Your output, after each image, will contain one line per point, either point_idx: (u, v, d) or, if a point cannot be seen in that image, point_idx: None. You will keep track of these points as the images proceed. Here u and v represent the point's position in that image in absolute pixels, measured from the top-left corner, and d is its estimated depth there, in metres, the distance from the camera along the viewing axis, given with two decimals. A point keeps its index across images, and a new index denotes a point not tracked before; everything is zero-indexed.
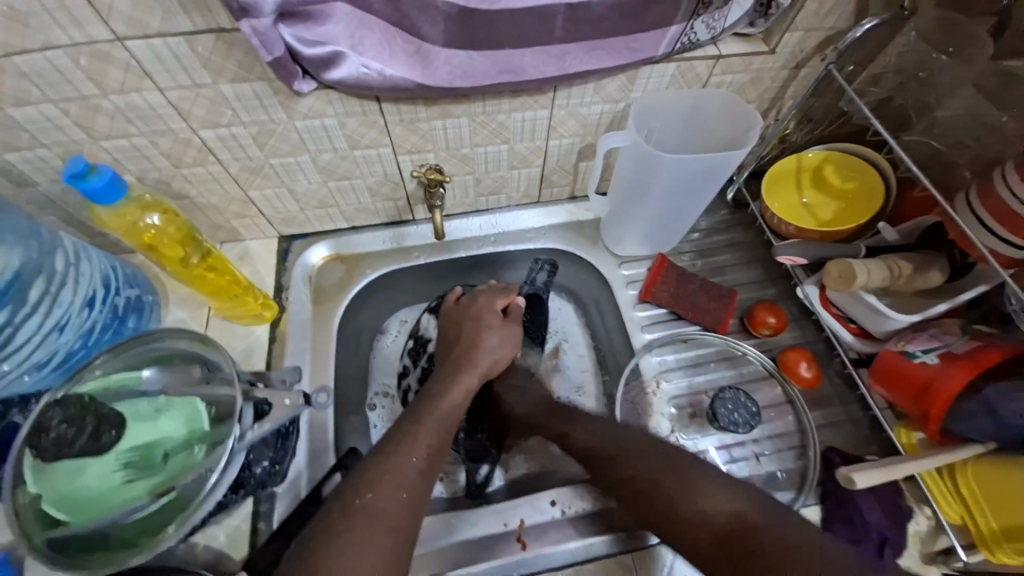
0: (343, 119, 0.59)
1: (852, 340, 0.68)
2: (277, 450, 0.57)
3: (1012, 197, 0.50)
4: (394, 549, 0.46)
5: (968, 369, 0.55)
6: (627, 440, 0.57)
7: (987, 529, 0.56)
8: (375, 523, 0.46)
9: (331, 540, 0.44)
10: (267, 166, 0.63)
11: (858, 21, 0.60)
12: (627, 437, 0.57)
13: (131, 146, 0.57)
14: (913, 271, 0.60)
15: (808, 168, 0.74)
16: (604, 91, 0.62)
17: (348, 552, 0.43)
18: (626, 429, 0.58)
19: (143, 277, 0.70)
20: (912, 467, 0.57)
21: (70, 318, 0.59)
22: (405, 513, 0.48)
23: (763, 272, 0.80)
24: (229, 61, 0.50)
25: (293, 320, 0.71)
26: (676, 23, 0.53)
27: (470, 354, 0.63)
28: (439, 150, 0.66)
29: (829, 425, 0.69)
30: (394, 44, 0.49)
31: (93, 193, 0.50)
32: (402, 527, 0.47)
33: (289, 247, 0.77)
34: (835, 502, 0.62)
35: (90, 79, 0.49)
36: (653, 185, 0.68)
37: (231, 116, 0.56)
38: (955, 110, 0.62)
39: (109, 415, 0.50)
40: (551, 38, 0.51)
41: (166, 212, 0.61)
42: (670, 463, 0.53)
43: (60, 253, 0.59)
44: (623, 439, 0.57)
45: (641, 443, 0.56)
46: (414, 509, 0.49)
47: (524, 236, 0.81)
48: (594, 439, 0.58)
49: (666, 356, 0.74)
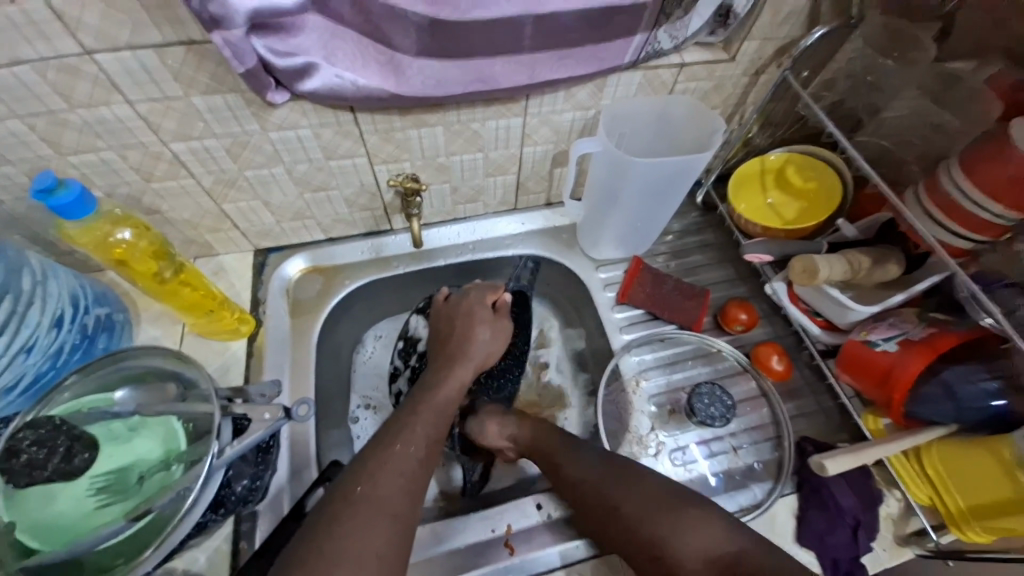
0: (318, 130, 0.59)
1: (820, 333, 0.71)
2: (256, 467, 0.56)
3: (955, 188, 0.54)
4: (397, 535, 0.48)
5: (926, 354, 0.58)
6: (620, 476, 0.56)
7: (956, 509, 0.59)
8: (375, 510, 0.48)
9: (337, 524, 0.47)
10: (240, 178, 0.63)
11: (809, 30, 0.63)
12: (612, 469, 0.57)
13: (99, 161, 0.56)
14: (871, 265, 0.64)
15: (770, 170, 0.77)
16: (574, 100, 0.64)
17: (355, 534, 0.46)
18: (609, 459, 0.59)
19: (114, 294, 0.68)
20: (880, 451, 0.60)
21: (38, 338, 0.57)
22: (405, 501, 0.51)
23: (734, 271, 0.83)
24: (201, 72, 0.50)
25: (271, 336, 0.70)
26: (640, 32, 0.55)
27: (462, 348, 0.65)
28: (415, 159, 0.67)
29: (802, 416, 0.72)
30: (367, 54, 0.50)
31: (61, 208, 0.49)
32: (402, 512, 0.50)
33: (265, 261, 0.76)
34: (811, 490, 0.64)
35: (57, 93, 0.49)
36: (625, 189, 0.70)
37: (203, 128, 0.56)
38: (901, 111, 0.65)
39: (81, 435, 0.49)
40: (521, 47, 0.52)
41: (137, 227, 0.59)
42: (661, 499, 0.53)
43: (27, 272, 0.58)
44: (610, 471, 0.57)
45: (626, 475, 0.56)
46: (413, 498, 0.51)
47: (502, 243, 0.82)
48: (584, 469, 0.58)
49: (644, 356, 0.76)
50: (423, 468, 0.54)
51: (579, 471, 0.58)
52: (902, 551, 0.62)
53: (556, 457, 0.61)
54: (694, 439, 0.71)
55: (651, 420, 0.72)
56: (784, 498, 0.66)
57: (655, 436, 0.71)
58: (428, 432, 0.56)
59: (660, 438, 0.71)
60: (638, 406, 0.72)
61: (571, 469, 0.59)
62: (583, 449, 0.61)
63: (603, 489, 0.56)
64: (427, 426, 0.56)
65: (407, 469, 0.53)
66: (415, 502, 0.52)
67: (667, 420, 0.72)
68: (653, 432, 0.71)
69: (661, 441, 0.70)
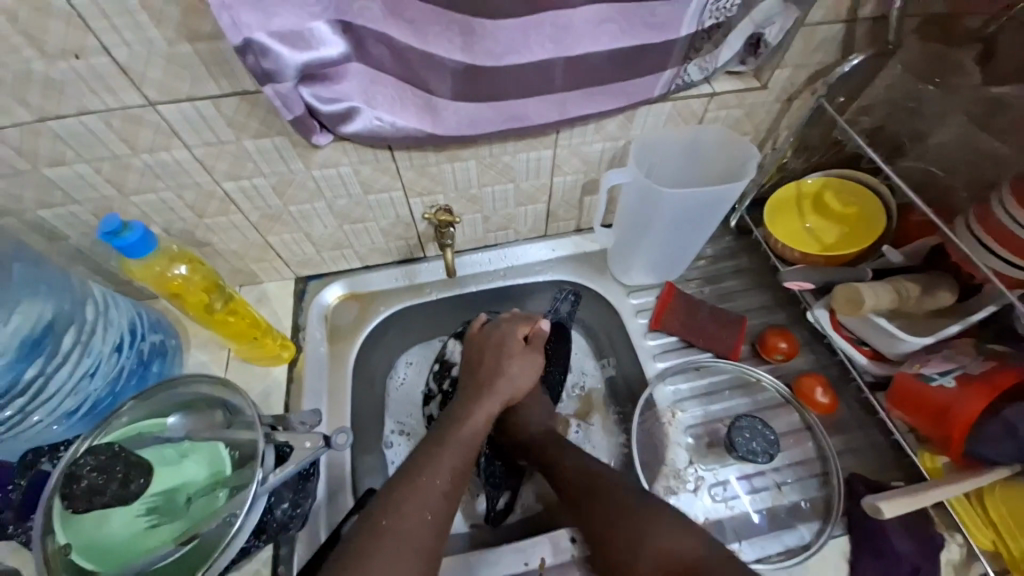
0: (357, 167, 0.62)
1: (866, 363, 0.68)
2: (297, 492, 0.58)
3: (1007, 217, 0.51)
4: (421, 567, 0.50)
5: (985, 393, 0.55)
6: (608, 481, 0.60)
7: (1019, 554, 0.55)
8: (402, 544, 0.50)
9: (362, 559, 0.48)
10: (285, 213, 0.67)
11: (845, 55, 0.62)
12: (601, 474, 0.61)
13: (158, 200, 0.60)
14: (921, 292, 0.61)
15: (808, 194, 0.75)
16: (604, 130, 0.65)
17: (379, 568, 0.48)
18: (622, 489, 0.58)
19: (167, 321, 0.72)
20: (941, 493, 0.56)
21: (100, 364, 0.61)
22: (433, 535, 0.52)
23: (772, 297, 0.80)
24: (252, 119, 0.54)
25: (310, 360, 0.73)
26: (669, 67, 0.56)
27: (492, 378, 0.65)
28: (448, 192, 0.69)
29: (850, 451, 0.68)
30: (405, 98, 0.52)
31: (126, 247, 0.53)
32: (425, 547, 0.51)
33: (305, 287, 0.79)
34: (861, 531, 0.61)
35: (123, 140, 0.53)
36: (655, 219, 0.70)
37: (252, 168, 0.59)
38: (945, 138, 0.63)
39: (138, 462, 0.51)
40: (551, 88, 0.54)
41: (191, 262, 0.64)
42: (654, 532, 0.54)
43: (91, 302, 0.62)
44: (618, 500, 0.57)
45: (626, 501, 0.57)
46: (438, 533, 0.52)
47: (532, 269, 0.83)
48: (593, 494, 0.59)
49: (679, 385, 0.74)
50: (448, 503, 0.55)
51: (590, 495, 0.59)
52: None
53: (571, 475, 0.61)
54: (735, 473, 0.68)
55: (688, 453, 0.70)
56: (835, 540, 0.62)
57: (692, 469, 0.69)
58: (455, 463, 0.57)
59: (698, 472, 0.68)
60: (674, 438, 0.71)
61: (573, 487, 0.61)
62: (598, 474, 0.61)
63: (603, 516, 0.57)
64: (454, 458, 0.57)
65: (433, 502, 0.53)
66: (441, 537, 0.53)
67: (704, 453, 0.70)
68: (690, 466, 0.69)
69: (699, 475, 0.68)
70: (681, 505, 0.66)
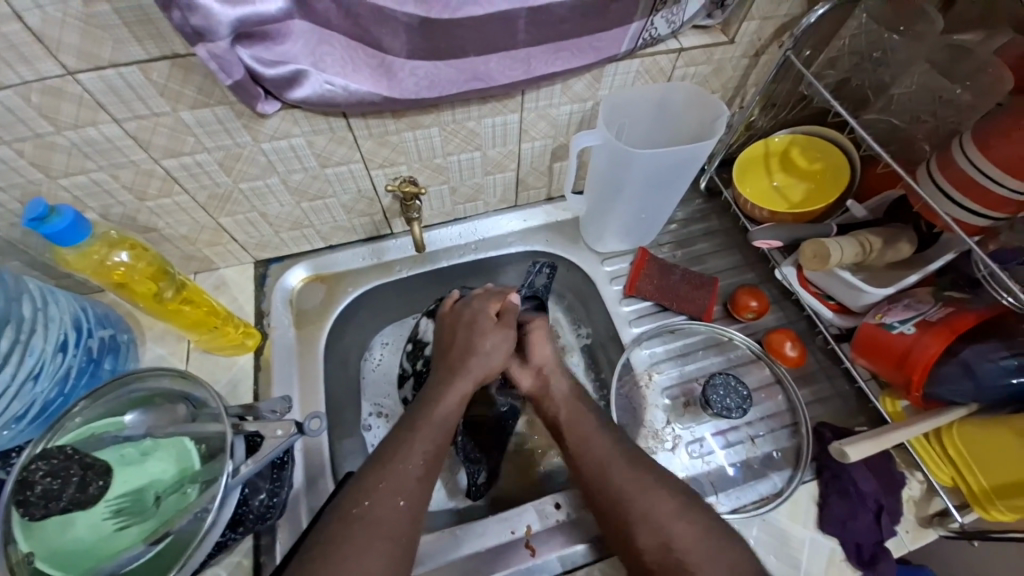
0: (311, 138, 0.58)
1: (833, 317, 0.69)
2: (273, 482, 0.56)
3: (968, 163, 0.52)
4: (395, 553, 0.49)
5: (944, 336, 0.57)
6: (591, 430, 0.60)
7: (979, 488, 0.58)
8: (373, 530, 0.49)
9: (332, 547, 0.48)
10: (236, 191, 0.62)
11: (810, 7, 0.62)
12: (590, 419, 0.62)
13: (91, 182, 0.55)
14: (883, 245, 0.62)
15: (775, 152, 0.75)
16: (571, 91, 0.62)
17: (350, 556, 0.47)
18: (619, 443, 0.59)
19: (116, 315, 0.67)
20: (902, 434, 0.59)
21: (44, 365, 0.56)
22: (408, 521, 0.51)
23: (742, 257, 0.81)
24: (188, 87, 0.49)
25: (277, 347, 0.70)
26: (636, 20, 0.54)
27: (464, 358, 0.64)
28: (411, 162, 0.65)
29: (819, 401, 0.71)
30: (357, 58, 0.48)
31: (55, 235, 0.48)
32: (399, 532, 0.50)
33: (266, 271, 0.76)
34: (831, 476, 0.64)
35: (42, 116, 0.47)
36: (627, 182, 0.69)
37: (194, 143, 0.54)
38: (909, 87, 0.63)
39: (94, 464, 0.48)
40: (515, 43, 0.51)
41: (134, 248, 0.59)
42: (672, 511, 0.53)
43: (27, 299, 0.57)
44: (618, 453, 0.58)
45: (663, 486, 0.55)
46: (414, 518, 0.52)
47: (504, 241, 0.80)
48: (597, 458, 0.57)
49: (655, 348, 0.75)
50: (421, 486, 0.54)
51: (589, 450, 0.58)
52: (926, 533, 0.61)
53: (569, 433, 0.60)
54: (710, 430, 0.70)
55: (666, 413, 0.71)
56: (805, 484, 0.65)
57: (670, 429, 0.70)
58: (426, 448, 0.56)
59: (675, 431, 0.70)
60: (651, 400, 0.72)
61: (578, 451, 0.59)
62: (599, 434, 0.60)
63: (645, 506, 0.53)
64: (426, 442, 0.56)
65: (405, 488, 0.52)
66: (417, 520, 0.52)
67: (681, 412, 0.71)
68: (668, 425, 0.70)
69: (676, 434, 0.70)
70: (660, 463, 0.68)
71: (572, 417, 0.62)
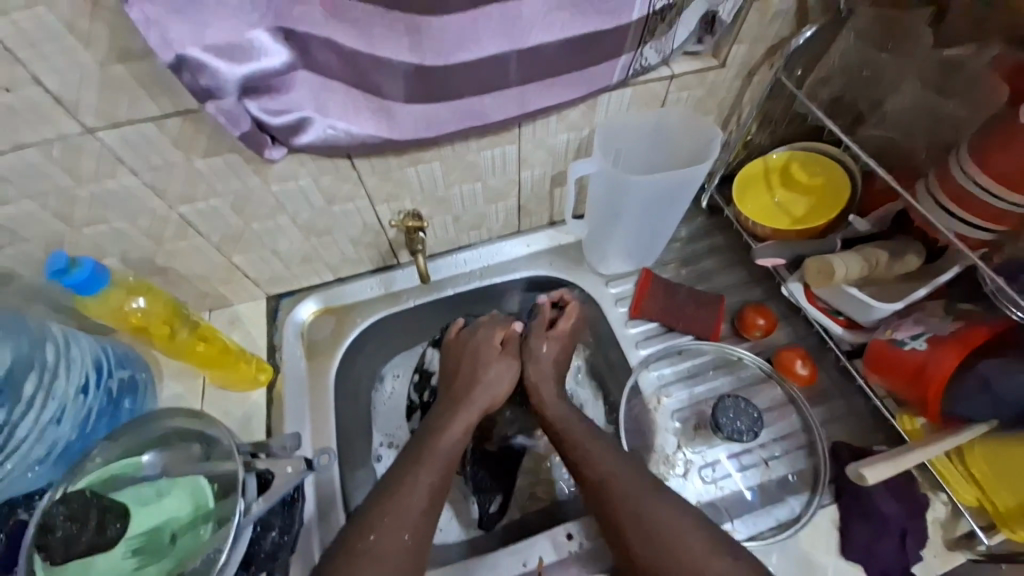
0: (317, 178, 0.60)
1: (843, 332, 0.68)
2: (285, 518, 0.57)
3: (965, 176, 0.52)
4: None
5: (957, 351, 0.56)
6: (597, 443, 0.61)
7: (1005, 508, 0.56)
8: (375, 565, 0.50)
9: None
10: (247, 232, 0.64)
11: (799, 28, 0.63)
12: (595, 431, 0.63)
13: (111, 230, 0.58)
14: (890, 259, 0.62)
15: (775, 169, 0.76)
16: (567, 121, 0.64)
17: None
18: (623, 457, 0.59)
19: (135, 354, 0.68)
20: (923, 454, 0.57)
21: (66, 409, 0.58)
22: (409, 555, 0.51)
23: (747, 274, 0.81)
24: (200, 138, 0.51)
25: (289, 380, 0.71)
26: (625, 52, 0.55)
27: (468, 389, 0.65)
28: (414, 196, 0.67)
29: (834, 419, 0.70)
30: (358, 103, 0.51)
31: (76, 285, 0.52)
32: (401, 567, 0.51)
33: (278, 305, 0.77)
34: (851, 498, 0.62)
35: (65, 172, 0.50)
36: (625, 206, 0.70)
37: (206, 189, 0.57)
38: (904, 101, 0.63)
39: (111, 506, 0.49)
40: (507, 81, 0.52)
41: (149, 292, 0.61)
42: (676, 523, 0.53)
43: (50, 344, 0.59)
44: (622, 465, 0.58)
45: (669, 500, 0.55)
46: (417, 552, 0.52)
47: (508, 267, 0.82)
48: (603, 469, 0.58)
49: (663, 370, 0.74)
50: (426, 520, 0.54)
51: (597, 463, 0.59)
52: (954, 557, 0.59)
53: (577, 444, 0.61)
54: (723, 453, 0.69)
55: (676, 438, 0.70)
56: (824, 509, 0.63)
57: (680, 454, 0.69)
58: (432, 480, 0.56)
59: (686, 457, 0.69)
60: (661, 424, 0.71)
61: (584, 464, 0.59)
62: (603, 446, 0.60)
63: (640, 499, 0.55)
64: (432, 474, 0.56)
65: (410, 521, 0.53)
66: (419, 553, 0.53)
67: (692, 436, 0.70)
68: (679, 451, 0.69)
69: (687, 459, 0.69)
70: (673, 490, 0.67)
71: (582, 430, 0.62)
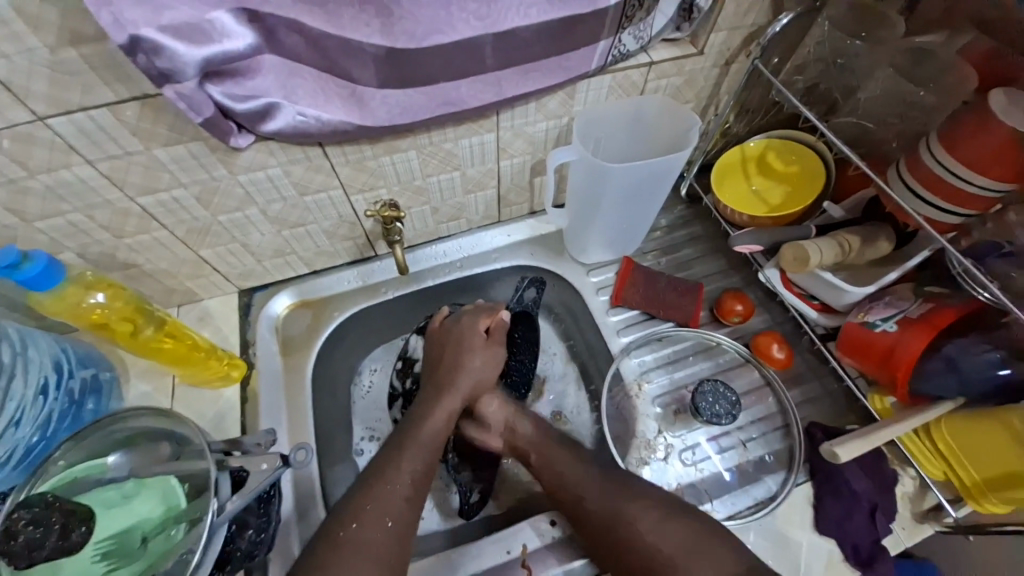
0: (288, 168, 0.58)
1: (817, 317, 0.70)
2: (261, 517, 0.55)
3: (936, 162, 0.53)
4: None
5: (924, 332, 0.58)
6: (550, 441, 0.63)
7: (971, 482, 0.59)
8: (361, 553, 0.49)
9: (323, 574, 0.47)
10: (215, 225, 0.62)
11: (775, 16, 0.63)
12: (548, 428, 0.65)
13: (67, 224, 0.54)
14: (861, 244, 0.63)
15: (751, 157, 0.76)
16: (546, 109, 0.63)
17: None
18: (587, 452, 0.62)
19: (98, 354, 0.65)
20: (890, 433, 0.59)
21: (25, 410, 0.56)
22: (394, 543, 0.51)
23: (726, 261, 0.82)
24: (159, 125, 0.49)
25: (263, 375, 0.69)
26: (603, 38, 0.54)
27: (452, 377, 0.64)
28: (391, 185, 0.66)
29: (808, 401, 0.71)
30: (328, 89, 0.49)
31: (29, 281, 0.49)
32: (389, 554, 0.50)
33: (251, 301, 0.75)
34: (823, 476, 0.64)
35: (13, 162, 0.47)
36: (604, 196, 0.70)
37: (169, 179, 0.54)
38: (874, 91, 0.64)
39: (76, 509, 0.47)
40: (483, 67, 0.51)
41: (110, 288, 0.59)
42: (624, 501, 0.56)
43: (6, 343, 0.56)
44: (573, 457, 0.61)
45: (619, 484, 0.58)
46: (402, 540, 0.52)
47: (489, 257, 0.81)
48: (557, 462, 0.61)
49: (644, 357, 0.75)
50: (410, 506, 0.54)
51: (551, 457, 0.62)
52: (921, 530, 0.62)
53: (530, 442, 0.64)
54: (703, 436, 0.70)
55: (658, 423, 0.71)
56: (799, 487, 0.65)
57: (662, 438, 0.70)
58: (415, 468, 0.56)
59: (667, 441, 0.70)
60: (643, 410, 0.72)
61: (541, 459, 0.62)
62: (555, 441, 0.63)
63: (591, 486, 0.58)
64: (414, 463, 0.56)
65: (393, 509, 0.53)
66: (405, 540, 0.52)
67: (672, 420, 0.71)
68: (660, 435, 0.70)
69: (668, 443, 0.70)
70: (654, 475, 0.68)
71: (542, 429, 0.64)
